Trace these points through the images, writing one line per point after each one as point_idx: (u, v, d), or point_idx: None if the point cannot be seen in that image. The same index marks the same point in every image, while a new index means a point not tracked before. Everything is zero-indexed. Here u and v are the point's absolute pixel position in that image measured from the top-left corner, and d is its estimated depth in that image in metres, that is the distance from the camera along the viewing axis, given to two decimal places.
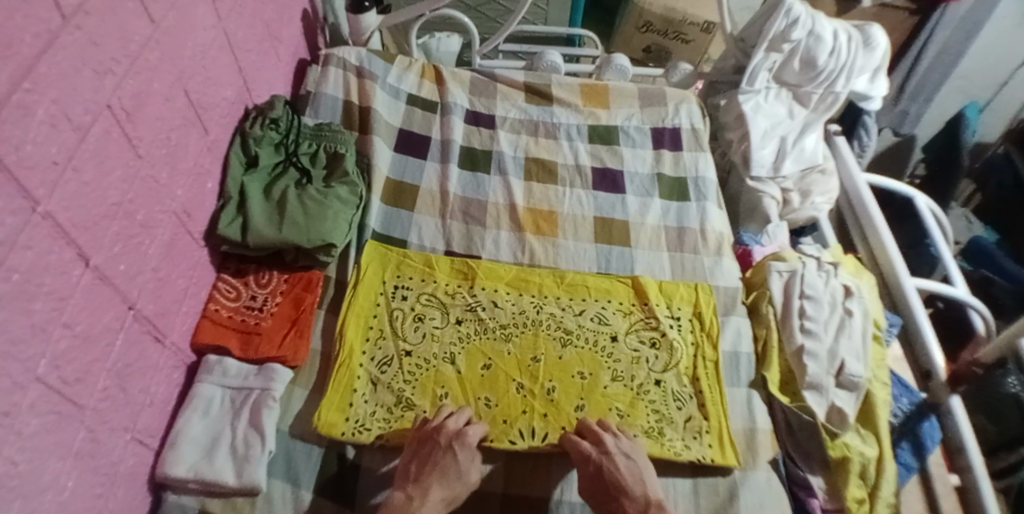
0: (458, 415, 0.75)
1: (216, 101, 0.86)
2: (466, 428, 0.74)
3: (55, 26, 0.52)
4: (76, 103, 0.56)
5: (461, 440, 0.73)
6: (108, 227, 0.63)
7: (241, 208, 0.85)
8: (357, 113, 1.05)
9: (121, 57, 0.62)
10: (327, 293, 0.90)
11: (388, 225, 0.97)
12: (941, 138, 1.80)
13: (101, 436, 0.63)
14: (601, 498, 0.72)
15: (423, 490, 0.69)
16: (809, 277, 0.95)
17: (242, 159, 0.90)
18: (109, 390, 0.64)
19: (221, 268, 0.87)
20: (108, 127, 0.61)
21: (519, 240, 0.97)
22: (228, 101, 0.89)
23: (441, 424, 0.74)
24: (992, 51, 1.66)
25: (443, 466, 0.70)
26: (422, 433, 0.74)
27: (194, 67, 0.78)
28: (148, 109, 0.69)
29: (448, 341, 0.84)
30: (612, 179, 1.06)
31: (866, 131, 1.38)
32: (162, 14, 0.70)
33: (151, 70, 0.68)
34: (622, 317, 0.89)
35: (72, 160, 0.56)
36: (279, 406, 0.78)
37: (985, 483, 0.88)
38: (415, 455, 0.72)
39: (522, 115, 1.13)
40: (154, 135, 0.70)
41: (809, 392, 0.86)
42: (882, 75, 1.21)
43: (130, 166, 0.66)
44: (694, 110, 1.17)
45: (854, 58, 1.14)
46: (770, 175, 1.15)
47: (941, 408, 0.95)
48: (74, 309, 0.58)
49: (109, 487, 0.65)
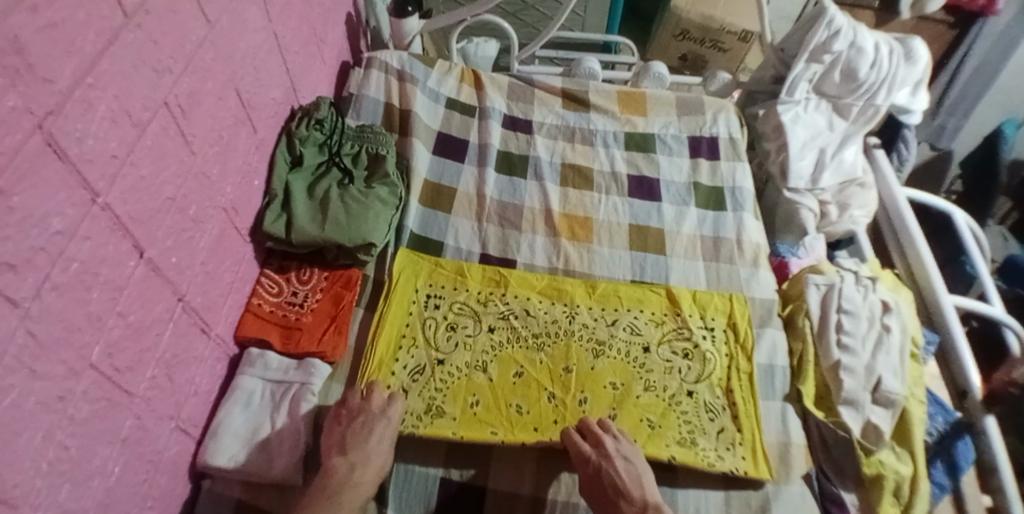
0: (378, 391, 0.77)
1: (264, 101, 0.88)
2: (387, 406, 0.76)
3: (117, 24, 0.55)
4: (136, 99, 0.58)
5: (391, 409, 0.76)
6: (161, 222, 0.65)
7: (286, 206, 0.87)
8: (398, 115, 1.07)
9: (177, 56, 0.65)
10: (365, 292, 0.92)
11: (426, 226, 0.99)
12: (979, 152, 1.77)
13: (147, 423, 0.65)
14: (599, 495, 0.73)
15: (362, 459, 0.71)
16: (847, 292, 0.93)
17: (288, 159, 0.92)
18: (157, 378, 0.67)
19: (265, 264, 0.89)
20: (163, 125, 0.63)
21: (554, 245, 0.98)
22: (276, 101, 0.92)
23: (364, 401, 0.76)
24: None
25: (376, 437, 0.73)
26: (346, 408, 0.76)
27: (245, 67, 0.81)
28: (202, 108, 0.71)
29: (480, 350, 0.85)
30: (648, 186, 1.07)
31: (906, 145, 1.36)
32: (216, 16, 0.72)
33: (205, 70, 0.71)
34: (654, 327, 0.89)
35: (130, 155, 0.58)
36: (316, 402, 0.80)
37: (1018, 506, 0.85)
38: (344, 427, 0.74)
39: (560, 121, 1.14)
40: (206, 133, 0.73)
41: (845, 408, 0.85)
42: (923, 88, 1.19)
43: (183, 163, 0.68)
44: (732, 119, 1.17)
45: (895, 70, 1.12)
46: (808, 187, 1.14)
47: (976, 427, 0.93)
48: (127, 299, 0.60)
49: (154, 474, 0.67)
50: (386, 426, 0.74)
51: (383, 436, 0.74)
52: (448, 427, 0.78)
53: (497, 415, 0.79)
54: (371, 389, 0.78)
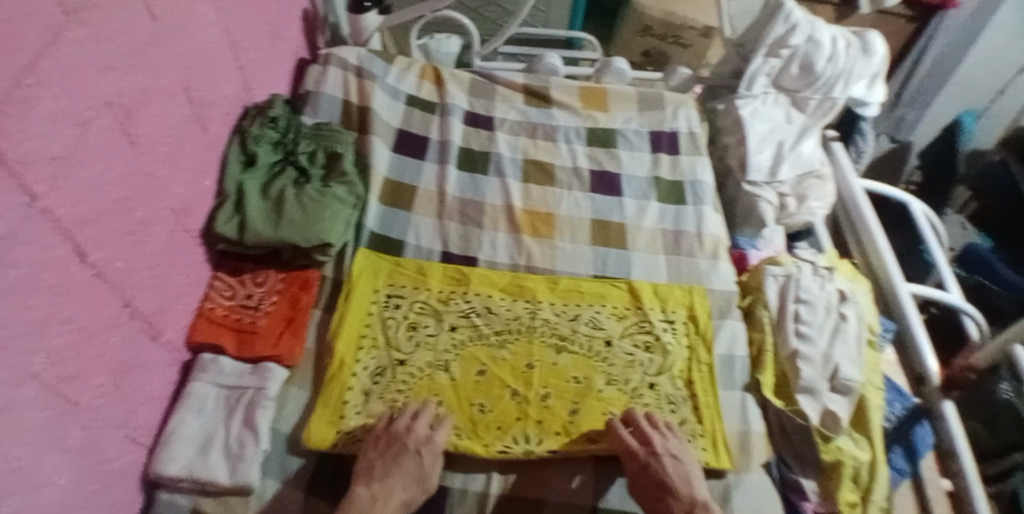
0: (424, 417, 0.75)
1: (216, 99, 0.86)
2: (432, 432, 0.74)
3: (58, 23, 0.52)
4: (78, 100, 0.56)
5: (429, 447, 0.72)
6: (106, 224, 0.63)
7: (239, 206, 0.84)
8: (356, 112, 1.06)
9: (121, 54, 0.62)
10: (324, 292, 0.90)
11: (386, 225, 0.97)
12: (938, 145, 1.80)
13: (96, 432, 0.63)
14: (648, 494, 0.74)
15: (385, 490, 0.70)
16: (804, 282, 0.95)
17: (240, 158, 0.89)
18: (106, 386, 0.64)
19: (218, 267, 0.86)
20: (107, 124, 0.61)
21: (515, 242, 0.98)
22: (228, 99, 0.89)
23: (409, 427, 0.73)
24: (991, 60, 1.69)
25: (408, 470, 0.71)
26: (389, 433, 0.74)
27: (195, 64, 0.79)
28: (149, 106, 0.69)
29: (442, 349, 0.84)
30: (610, 181, 1.07)
31: (863, 137, 1.38)
32: (163, 12, 0.70)
33: (151, 67, 0.68)
34: (616, 321, 0.89)
35: (73, 157, 0.56)
36: (273, 407, 0.78)
37: (977, 489, 0.87)
38: (378, 456, 0.73)
39: (521, 118, 1.14)
40: (154, 132, 0.70)
41: (802, 395, 0.86)
42: (881, 81, 1.21)
43: (129, 164, 0.66)
44: (692, 115, 1.18)
45: (852, 64, 1.15)
46: (766, 179, 1.15)
47: (934, 412, 0.95)
48: (71, 305, 0.58)
49: (106, 484, 0.65)
50: (429, 454, 0.72)
51: (426, 465, 0.72)
52: None
53: (460, 416, 0.79)
54: (420, 412, 0.76)
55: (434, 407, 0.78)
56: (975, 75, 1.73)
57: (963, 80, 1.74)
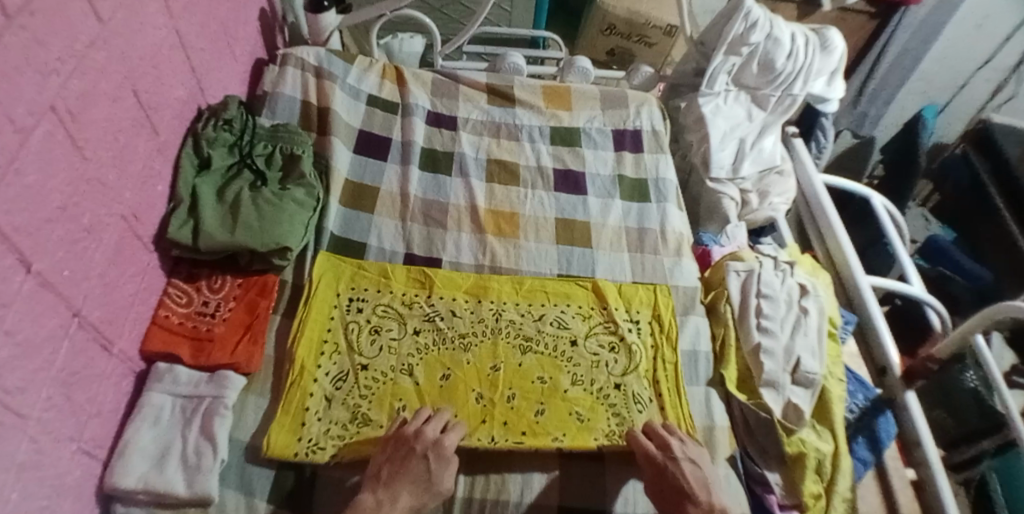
0: (436, 422, 0.74)
1: (166, 101, 0.82)
2: (443, 435, 0.74)
3: None
4: (18, 103, 0.53)
5: (438, 450, 0.72)
6: (51, 232, 0.59)
7: (193, 211, 0.81)
8: (316, 114, 1.04)
9: (65, 57, 0.60)
10: (284, 297, 0.88)
11: (348, 227, 0.96)
12: (899, 141, 1.83)
13: (45, 447, 0.59)
14: (664, 499, 0.74)
15: (391, 493, 0.69)
16: (765, 276, 0.96)
17: (194, 161, 0.87)
18: (54, 399, 0.61)
19: (172, 273, 0.82)
20: (52, 129, 0.58)
21: (479, 243, 0.97)
22: (180, 101, 0.86)
23: (418, 429, 0.73)
24: (948, 57, 1.73)
25: (416, 473, 0.70)
26: (398, 436, 0.73)
27: (144, 66, 0.76)
28: (96, 109, 0.66)
29: (406, 353, 0.83)
30: (574, 180, 1.07)
31: (824, 133, 1.41)
32: (110, 14, 0.67)
33: (98, 70, 0.66)
34: (581, 321, 0.89)
35: (14, 163, 0.53)
36: (232, 415, 0.75)
37: (942, 477, 0.88)
38: (384, 462, 0.72)
39: (485, 117, 1.13)
40: (101, 136, 0.67)
41: (766, 389, 0.86)
42: (839, 78, 1.24)
43: (74, 168, 0.63)
44: (656, 112, 1.19)
45: (811, 61, 1.17)
46: (730, 176, 1.18)
47: (896, 402, 0.97)
48: (16, 316, 0.54)
49: (55, 499, 0.61)
50: (438, 456, 0.71)
51: (435, 468, 0.71)
52: (375, 436, 0.76)
53: None
54: (431, 415, 0.76)
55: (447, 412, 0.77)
56: (931, 70, 1.77)
57: (925, 76, 1.79)
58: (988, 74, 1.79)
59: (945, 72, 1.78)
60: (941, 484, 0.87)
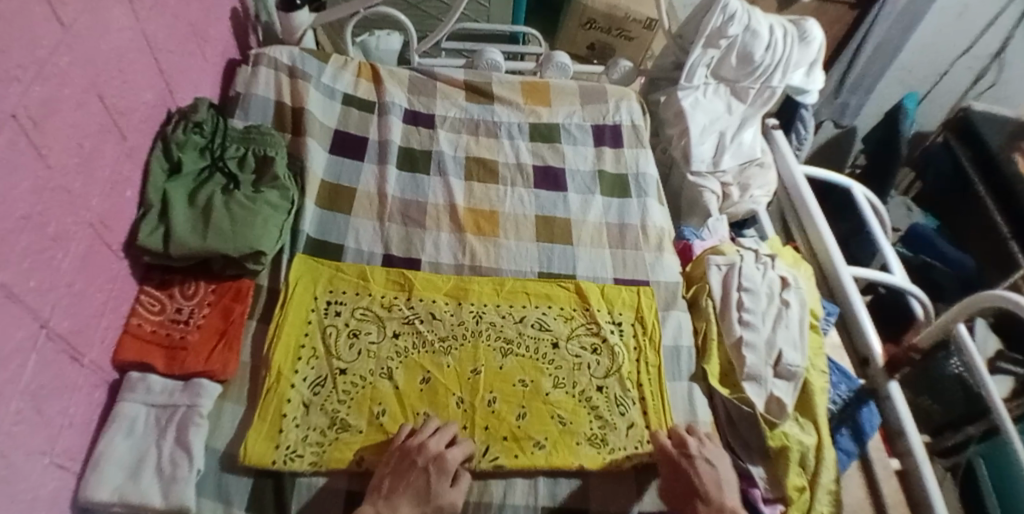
0: (441, 435, 0.74)
1: (133, 105, 0.79)
2: (447, 448, 0.73)
3: None
4: None
5: (440, 465, 0.71)
6: (16, 242, 0.56)
7: (164, 217, 0.78)
8: (290, 114, 1.02)
9: (26, 63, 0.57)
10: (259, 302, 0.85)
11: (324, 230, 0.94)
12: (881, 131, 1.84)
13: (16, 461, 0.56)
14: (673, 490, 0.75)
15: (392, 503, 0.68)
16: (747, 270, 0.95)
17: (164, 166, 0.84)
18: (24, 412, 0.57)
19: (144, 280, 0.79)
20: (13, 138, 0.55)
21: (459, 242, 0.96)
22: (147, 104, 0.83)
23: (422, 442, 0.72)
24: (930, 46, 1.76)
25: (417, 485, 0.69)
26: (402, 449, 0.72)
27: (109, 70, 0.73)
28: (59, 115, 0.63)
29: (385, 357, 0.82)
30: (554, 176, 1.07)
31: (804, 124, 1.40)
32: (72, 18, 0.64)
33: (61, 76, 0.62)
34: (563, 323, 0.88)
35: None
36: (207, 424, 0.73)
37: (925, 467, 0.89)
38: (385, 476, 0.71)
39: (463, 114, 1.12)
40: (65, 142, 0.64)
41: (749, 383, 0.86)
42: (819, 69, 1.24)
43: (38, 177, 0.59)
44: (634, 107, 1.18)
45: (790, 52, 1.17)
46: (710, 169, 1.17)
47: (879, 393, 0.98)
48: None
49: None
50: (441, 469, 0.71)
51: (435, 480, 0.70)
52: (353, 442, 0.75)
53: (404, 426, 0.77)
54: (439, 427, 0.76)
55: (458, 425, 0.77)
56: (912, 62, 1.80)
57: (904, 66, 1.81)
58: (969, 62, 1.81)
59: (926, 63, 1.81)
60: (924, 472, 0.88)
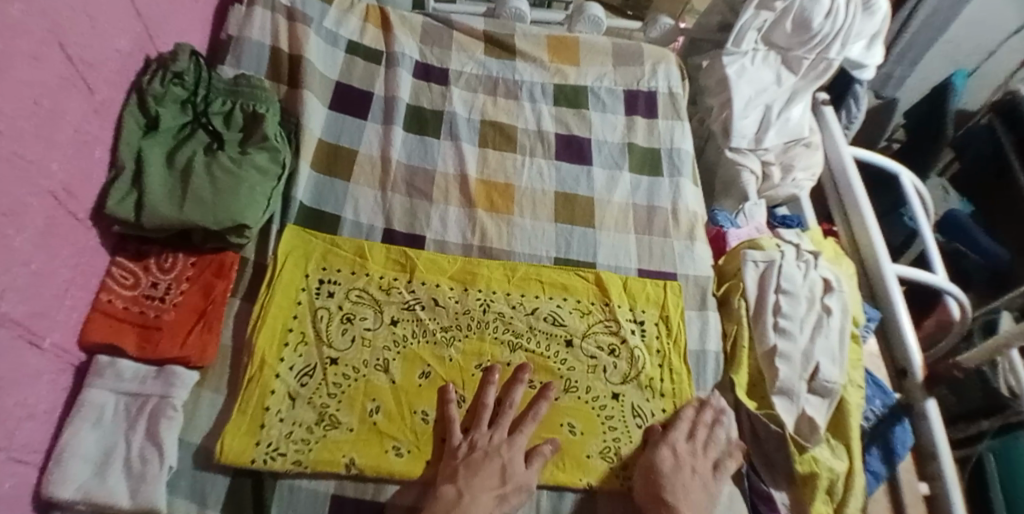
0: (505, 422, 0.71)
1: (105, 54, 0.68)
2: (511, 436, 0.70)
3: None
4: None
5: (512, 447, 0.68)
6: None
7: (138, 181, 0.69)
8: (287, 64, 0.91)
9: None
10: (245, 277, 0.77)
11: (319, 198, 0.85)
12: (925, 106, 1.62)
13: None
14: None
15: (473, 486, 0.64)
16: (787, 270, 0.85)
17: (140, 121, 0.73)
18: None
19: (115, 249, 0.71)
20: None
21: (468, 218, 0.87)
22: (122, 52, 0.71)
23: (488, 437, 0.69)
24: (979, 17, 1.52)
25: (490, 473, 0.65)
26: (471, 443, 0.68)
27: (73, 15, 0.61)
28: (11, 72, 0.52)
29: (381, 346, 0.74)
30: (578, 147, 0.96)
31: (856, 101, 1.26)
32: None
33: (11, 24, 0.51)
34: (578, 318, 0.80)
35: None
36: (182, 416, 0.66)
37: (956, 493, 0.83)
38: (461, 461, 0.66)
39: (480, 71, 1.00)
40: (19, 102, 0.54)
41: (778, 398, 0.78)
42: (879, 42, 1.13)
43: None
44: (673, 72, 1.05)
45: (852, 21, 1.03)
46: (751, 146, 1.05)
47: (914, 410, 0.90)
48: None
49: None
50: (512, 451, 0.68)
51: (510, 463, 0.67)
52: (342, 441, 0.68)
53: (400, 427, 0.70)
54: (483, 390, 0.73)
55: (500, 369, 0.75)
56: (959, 36, 1.57)
57: (951, 40, 1.58)
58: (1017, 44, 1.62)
59: (973, 38, 1.59)
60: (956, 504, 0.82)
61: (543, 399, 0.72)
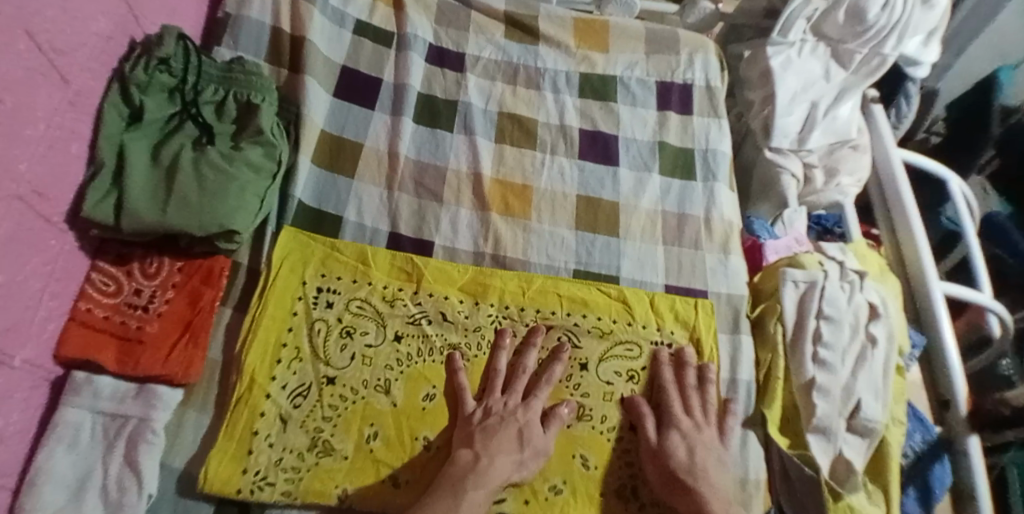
0: (520, 383, 0.69)
1: (82, 38, 0.60)
2: (525, 401, 0.67)
3: None
4: None
5: (529, 413, 0.66)
6: None
7: (119, 180, 0.62)
8: (289, 45, 0.83)
9: None
10: (236, 284, 0.71)
11: (321, 196, 0.78)
12: (970, 98, 1.38)
13: None
14: (669, 484, 0.65)
15: (490, 449, 0.62)
16: (830, 292, 0.77)
17: (123, 111, 0.66)
18: None
19: (96, 253, 0.65)
20: None
21: (481, 222, 0.79)
22: (102, 35, 0.64)
23: (505, 404, 0.67)
24: None
25: (508, 438, 0.63)
26: (485, 409, 0.66)
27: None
28: None
29: (382, 365, 0.68)
30: (604, 145, 0.88)
31: (908, 99, 1.14)
32: None
33: None
34: (596, 339, 0.73)
35: None
36: (164, 438, 0.61)
37: None
38: (476, 426, 0.64)
39: (499, 56, 0.92)
40: None
41: (813, 436, 0.71)
42: (937, 38, 1.01)
43: None
44: (711, 62, 0.96)
45: (910, 14, 0.94)
46: (794, 146, 0.95)
47: (956, 446, 0.82)
48: None
49: None
50: (528, 416, 0.66)
51: (527, 428, 0.65)
52: (336, 470, 0.62)
53: (400, 453, 0.64)
54: (493, 357, 0.71)
55: (511, 332, 0.72)
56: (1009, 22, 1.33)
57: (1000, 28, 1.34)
58: None
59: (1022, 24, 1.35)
60: None
61: (556, 361, 0.70)
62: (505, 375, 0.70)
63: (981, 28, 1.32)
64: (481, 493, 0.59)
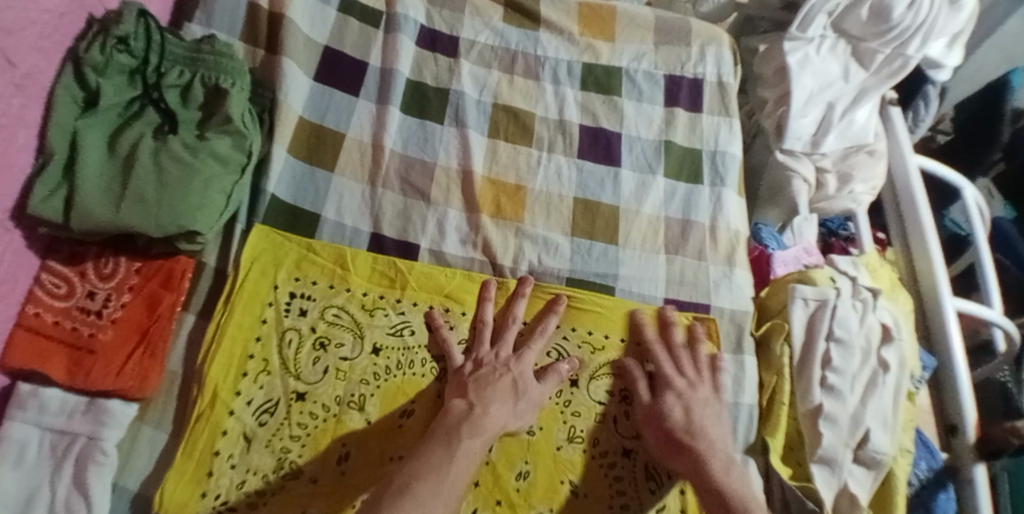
0: (515, 326, 0.67)
1: (31, 15, 0.53)
2: (518, 352, 0.66)
3: None
4: None
5: (520, 363, 0.65)
6: None
7: (70, 173, 0.56)
8: (266, 24, 0.76)
9: None
10: (201, 289, 0.65)
11: (297, 193, 0.71)
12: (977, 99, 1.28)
13: None
14: (666, 445, 0.64)
15: (484, 398, 0.60)
16: (842, 314, 0.72)
17: (78, 94, 0.59)
18: None
19: (46, 252, 0.59)
20: None
21: (471, 223, 0.74)
22: (54, 11, 0.57)
23: (495, 353, 0.65)
24: None
25: (503, 386, 0.62)
26: (476, 360, 0.65)
27: None
28: None
29: (357, 379, 0.63)
30: (606, 142, 0.82)
31: (926, 102, 1.07)
32: None
33: None
34: (587, 355, 0.69)
35: None
36: (117, 457, 0.56)
37: None
38: (469, 376, 0.63)
39: (496, 41, 0.85)
40: None
41: (817, 467, 0.67)
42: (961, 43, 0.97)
43: None
44: (725, 57, 0.89)
45: (935, 16, 0.89)
46: (807, 150, 0.88)
47: (960, 474, 0.79)
48: None
49: None
50: (521, 367, 0.64)
51: (521, 379, 0.63)
52: (302, 494, 0.58)
53: (370, 475, 0.60)
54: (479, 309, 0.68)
55: (496, 284, 0.70)
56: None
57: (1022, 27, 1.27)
58: None
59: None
60: None
61: (551, 313, 0.68)
62: (493, 329, 0.68)
63: (1002, 28, 1.26)
64: (477, 441, 0.56)
